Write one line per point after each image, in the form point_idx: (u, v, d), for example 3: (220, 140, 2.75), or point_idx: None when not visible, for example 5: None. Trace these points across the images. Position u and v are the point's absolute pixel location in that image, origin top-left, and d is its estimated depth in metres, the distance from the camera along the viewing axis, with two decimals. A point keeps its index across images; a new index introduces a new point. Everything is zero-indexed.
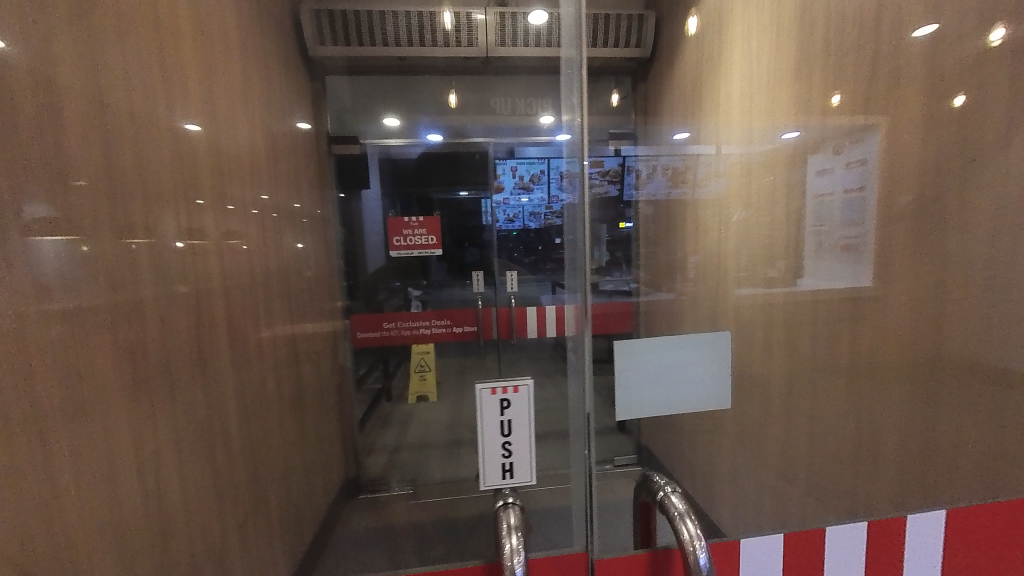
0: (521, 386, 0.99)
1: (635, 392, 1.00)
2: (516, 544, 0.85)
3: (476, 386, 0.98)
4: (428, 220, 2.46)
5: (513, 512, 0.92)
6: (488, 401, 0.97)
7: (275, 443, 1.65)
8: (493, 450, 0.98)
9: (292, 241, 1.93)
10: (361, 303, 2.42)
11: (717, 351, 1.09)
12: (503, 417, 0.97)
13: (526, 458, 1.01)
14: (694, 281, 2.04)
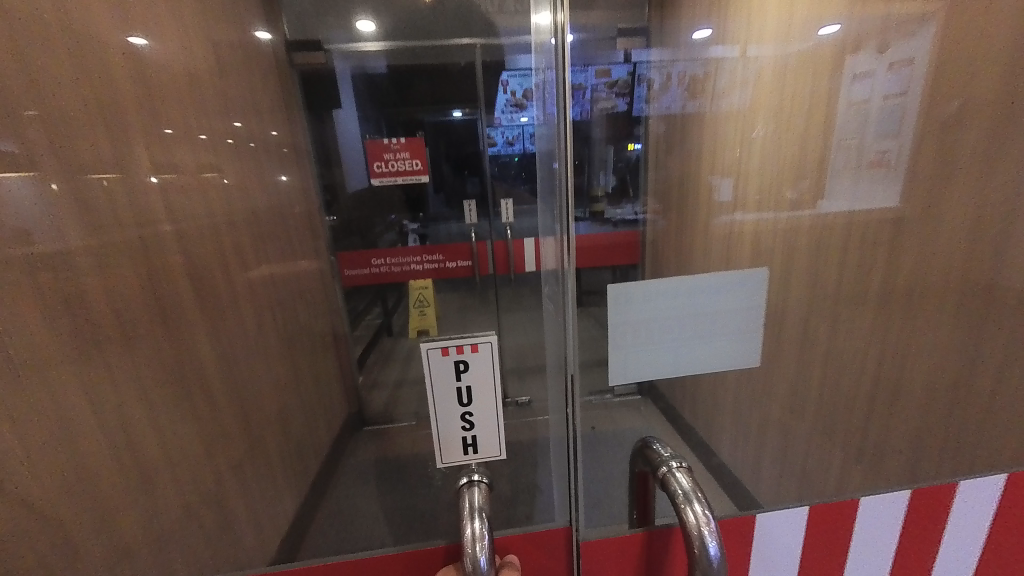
0: (481, 346, 0.87)
1: (639, 353, 0.89)
2: (480, 526, 0.79)
3: (422, 347, 0.87)
4: (411, 141, 2.23)
5: (478, 490, 0.86)
6: (440, 363, 0.88)
7: (267, 386, 1.63)
8: (452, 421, 0.91)
9: (262, 174, 1.77)
10: (353, 238, 2.28)
11: (746, 297, 0.93)
12: (460, 382, 0.89)
13: (492, 430, 0.93)
14: (707, 210, 1.86)
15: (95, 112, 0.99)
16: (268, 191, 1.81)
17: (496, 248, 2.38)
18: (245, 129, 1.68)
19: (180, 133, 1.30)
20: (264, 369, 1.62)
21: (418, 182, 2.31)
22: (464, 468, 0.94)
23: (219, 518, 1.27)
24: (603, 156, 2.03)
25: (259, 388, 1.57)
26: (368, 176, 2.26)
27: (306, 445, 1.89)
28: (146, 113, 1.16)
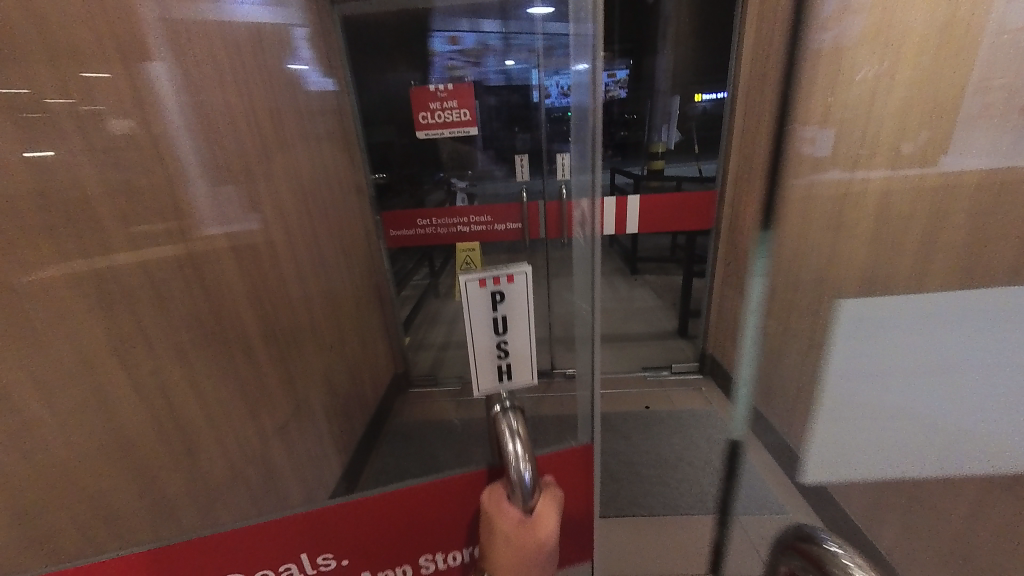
0: (518, 277, 0.70)
1: (920, 370, 1.08)
2: (519, 447, 0.69)
3: (455, 279, 0.70)
4: (460, 88, 2.01)
5: (515, 416, 0.75)
6: (473, 292, 0.69)
7: (312, 348, 1.61)
8: (484, 356, 0.74)
9: (302, 125, 1.66)
10: (399, 198, 2.19)
11: (995, 358, 0.90)
12: (494, 314, 0.72)
13: (529, 362, 0.78)
14: (802, 167, 1.54)
15: (111, 44, 0.89)
16: (309, 143, 1.72)
17: (548, 210, 2.17)
18: (282, 74, 1.56)
19: (211, 74, 1.20)
20: (309, 331, 1.59)
21: (466, 134, 2.10)
22: (495, 398, 0.79)
23: (267, 477, 1.28)
24: (668, 106, 2.03)
25: (303, 349, 1.55)
26: (413, 128, 2.08)
27: (352, 405, 1.90)
28: (173, 54, 1.06)
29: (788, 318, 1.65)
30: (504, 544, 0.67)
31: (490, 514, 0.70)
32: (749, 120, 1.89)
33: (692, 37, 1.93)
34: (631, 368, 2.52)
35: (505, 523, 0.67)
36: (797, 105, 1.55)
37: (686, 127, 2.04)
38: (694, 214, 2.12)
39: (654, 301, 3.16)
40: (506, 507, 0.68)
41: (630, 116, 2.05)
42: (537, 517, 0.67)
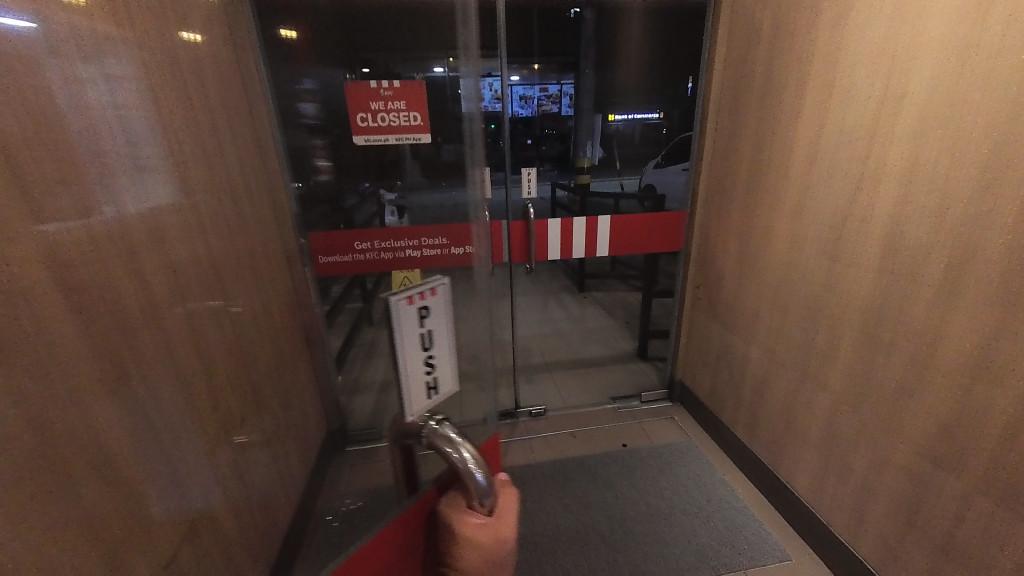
0: (437, 288, 1.07)
1: None
2: (466, 452, 1.08)
3: (391, 302, 0.98)
4: (407, 85, 1.65)
5: (445, 425, 1.14)
6: (404, 310, 1.00)
7: (215, 430, 1.15)
8: (417, 367, 1.08)
9: (196, 117, 1.20)
10: (322, 212, 1.77)
11: None
12: (422, 327, 1.05)
13: (447, 367, 1.16)
14: (791, 190, 1.46)
15: None
16: (208, 144, 1.26)
17: (512, 230, 1.92)
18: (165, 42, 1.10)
19: (20, 26, 0.72)
20: (209, 408, 1.13)
21: (416, 141, 1.74)
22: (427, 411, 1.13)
23: None
24: (592, 125, 2.04)
25: (200, 436, 1.08)
26: (350, 132, 1.67)
27: (275, 492, 1.42)
28: None
29: (783, 350, 1.55)
30: (478, 536, 1.07)
31: (459, 523, 1.09)
32: (720, 138, 1.81)
33: (637, 48, 1.89)
34: (599, 399, 2.35)
35: (473, 524, 1.07)
36: (784, 124, 1.46)
37: (608, 145, 2.07)
38: (665, 235, 2.03)
39: (610, 323, 3.06)
40: (472, 514, 1.08)
41: (551, 129, 2.00)
42: (499, 516, 1.10)
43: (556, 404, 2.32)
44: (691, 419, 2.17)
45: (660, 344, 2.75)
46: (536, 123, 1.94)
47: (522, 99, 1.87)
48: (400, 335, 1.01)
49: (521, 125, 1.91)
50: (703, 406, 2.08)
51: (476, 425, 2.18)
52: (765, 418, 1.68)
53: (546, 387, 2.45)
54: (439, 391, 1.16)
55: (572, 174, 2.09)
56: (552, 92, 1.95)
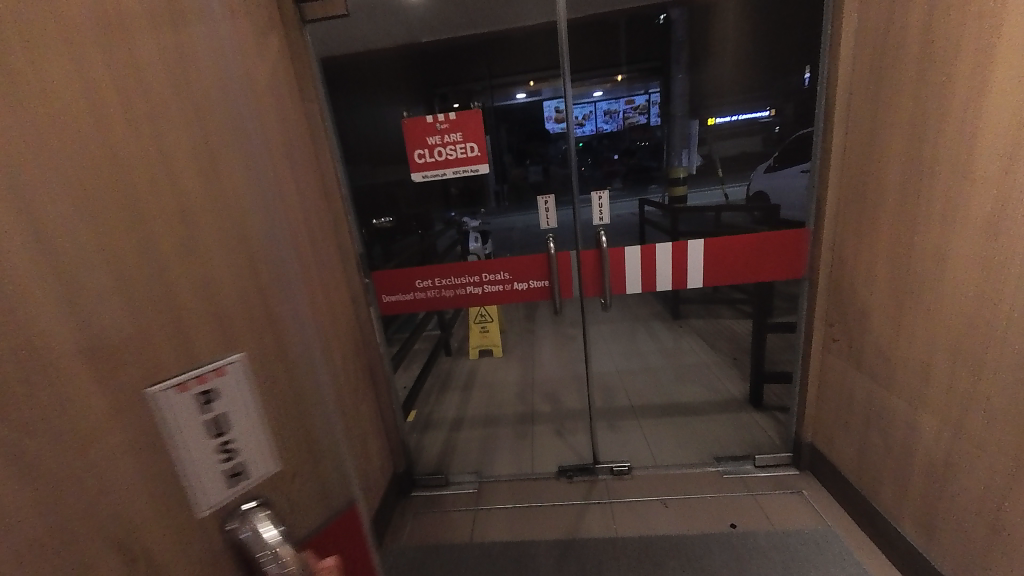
0: (223, 368, 0.67)
1: None
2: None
3: (158, 394, 0.60)
4: (464, 115, 1.51)
5: (266, 518, 0.73)
6: (179, 401, 0.62)
7: None
8: (211, 472, 0.64)
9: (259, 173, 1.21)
10: (411, 237, 1.92)
11: None
12: (211, 416, 0.64)
13: (232, 482, 0.67)
14: (984, 197, 1.01)
15: None
16: (272, 194, 1.25)
17: (585, 262, 1.67)
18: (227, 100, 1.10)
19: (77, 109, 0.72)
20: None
21: (474, 173, 1.57)
22: (245, 523, 0.70)
23: None
24: (686, 131, 1.88)
25: None
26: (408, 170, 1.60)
27: None
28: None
29: (988, 427, 1.06)
30: None
31: None
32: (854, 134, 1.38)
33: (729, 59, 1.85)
34: (699, 461, 1.95)
35: None
36: (965, 104, 1.03)
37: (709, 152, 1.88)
38: (780, 259, 1.62)
39: (710, 361, 2.70)
40: None
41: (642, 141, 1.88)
42: None
43: (644, 462, 1.98)
44: (827, 495, 1.68)
45: (776, 388, 2.32)
46: (627, 134, 1.84)
47: (607, 114, 1.78)
48: (173, 428, 0.62)
49: (610, 139, 1.79)
50: (845, 482, 1.58)
51: (549, 479, 1.94)
52: (958, 521, 1.16)
53: (633, 441, 2.12)
54: (250, 482, 0.69)
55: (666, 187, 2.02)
56: (641, 103, 1.87)
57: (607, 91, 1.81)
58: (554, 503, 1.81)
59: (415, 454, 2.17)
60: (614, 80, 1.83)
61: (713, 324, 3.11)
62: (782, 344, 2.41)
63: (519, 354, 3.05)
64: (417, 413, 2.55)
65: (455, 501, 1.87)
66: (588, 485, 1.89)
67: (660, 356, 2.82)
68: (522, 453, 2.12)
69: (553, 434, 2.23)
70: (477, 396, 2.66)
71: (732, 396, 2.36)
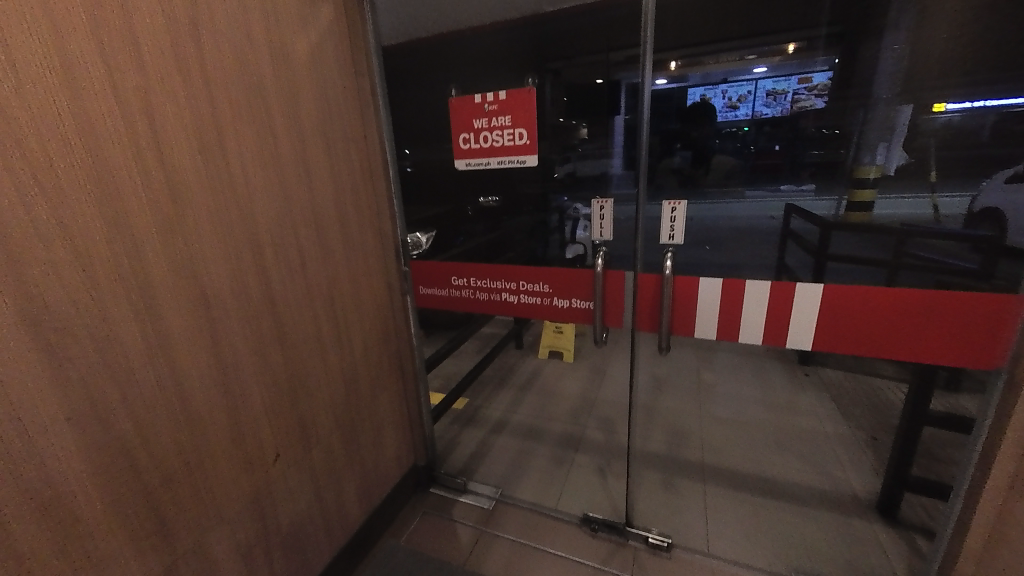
0: None
1: None
2: None
3: None
4: (513, 96, 1.39)
5: None
6: None
7: (240, 473, 1.12)
8: None
9: (287, 155, 1.19)
10: (524, 216, 1.81)
11: None
12: None
13: None
14: None
15: None
16: (298, 174, 1.22)
17: (641, 288, 1.35)
18: (252, 74, 1.08)
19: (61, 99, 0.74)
20: (236, 449, 1.11)
21: (520, 163, 1.46)
22: None
23: None
24: (892, 117, 1.37)
25: (216, 480, 1.06)
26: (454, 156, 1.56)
27: (318, 536, 1.38)
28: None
29: None
30: None
31: None
32: None
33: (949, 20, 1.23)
34: (768, 568, 1.49)
35: None
36: None
37: (924, 149, 1.35)
38: (948, 335, 1.07)
39: (833, 431, 2.06)
40: None
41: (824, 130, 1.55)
42: None
43: (693, 543, 1.59)
44: None
45: (922, 501, 1.65)
46: (784, 125, 1.60)
47: (769, 95, 1.57)
48: None
49: (761, 127, 1.63)
50: None
51: (570, 524, 1.70)
52: None
53: (687, 511, 1.73)
54: None
55: (845, 188, 1.60)
56: (818, 82, 1.50)
57: (774, 67, 1.54)
58: (565, 555, 1.58)
59: (446, 450, 2.12)
60: (785, 51, 1.51)
61: (855, 382, 2.35)
62: (947, 441, 1.71)
63: (590, 365, 2.76)
64: (466, 402, 2.49)
65: (466, 512, 1.77)
66: (612, 547, 1.60)
67: (763, 409, 2.24)
68: (552, 482, 1.91)
69: (593, 470, 1.95)
70: (531, 400, 2.48)
71: (851, 491, 1.75)
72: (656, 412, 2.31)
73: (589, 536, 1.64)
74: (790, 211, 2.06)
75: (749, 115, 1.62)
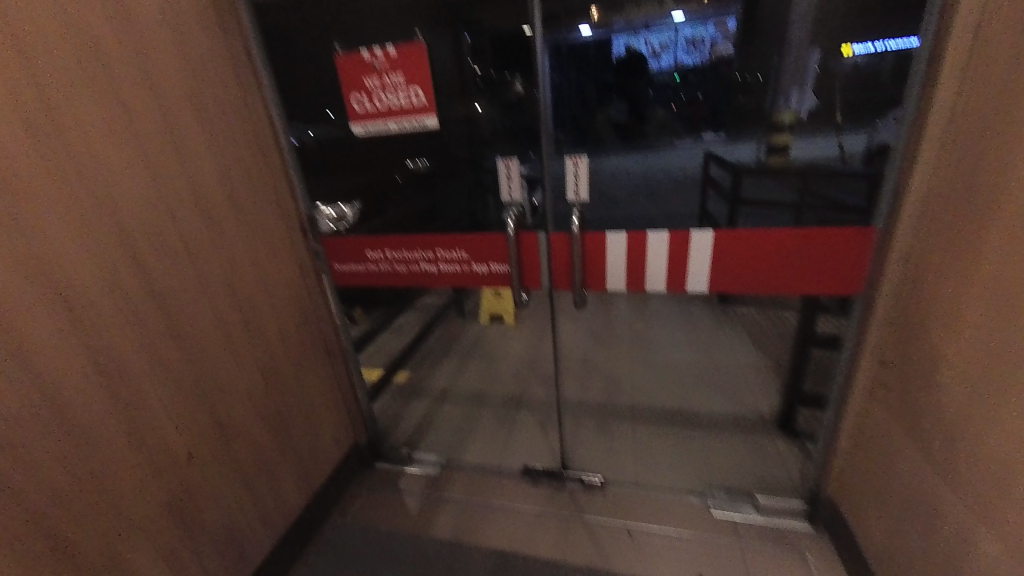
0: None
1: None
2: None
3: None
4: (405, 52, 1.35)
5: None
6: None
7: (151, 480, 1.05)
8: None
9: (152, 133, 1.05)
10: (458, 181, 1.49)
11: None
12: None
13: None
14: None
15: None
16: (168, 153, 1.09)
17: (555, 247, 1.46)
18: (86, 39, 0.92)
19: None
20: (147, 458, 1.05)
21: (420, 125, 1.44)
22: None
23: None
24: (802, 61, 1.16)
25: (123, 490, 0.99)
26: (348, 119, 1.47)
27: (256, 528, 1.36)
28: None
29: None
30: None
31: None
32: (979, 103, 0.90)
33: None
34: (689, 487, 1.68)
35: None
36: None
37: (828, 90, 1.16)
38: (814, 267, 1.26)
39: (746, 361, 2.28)
40: None
41: (746, 76, 1.24)
42: None
43: (623, 477, 1.74)
44: (839, 567, 1.36)
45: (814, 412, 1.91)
46: (706, 74, 1.27)
47: (689, 43, 1.27)
48: None
49: (684, 78, 1.30)
50: (864, 563, 1.25)
51: (513, 478, 1.79)
52: None
53: (620, 449, 1.88)
54: None
55: (762, 135, 1.27)
56: (732, 26, 1.22)
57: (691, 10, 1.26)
58: (509, 505, 1.68)
59: (390, 425, 2.12)
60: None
61: None
62: (830, 361, 1.90)
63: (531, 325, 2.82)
64: (408, 375, 2.48)
65: (415, 482, 1.82)
66: (552, 493, 1.71)
67: (689, 349, 2.42)
68: (495, 441, 1.99)
69: (534, 425, 2.05)
70: (475, 365, 2.52)
71: (758, 412, 1.97)
72: (592, 363, 2.43)
73: (534, 485, 1.75)
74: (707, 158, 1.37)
75: (671, 65, 1.30)
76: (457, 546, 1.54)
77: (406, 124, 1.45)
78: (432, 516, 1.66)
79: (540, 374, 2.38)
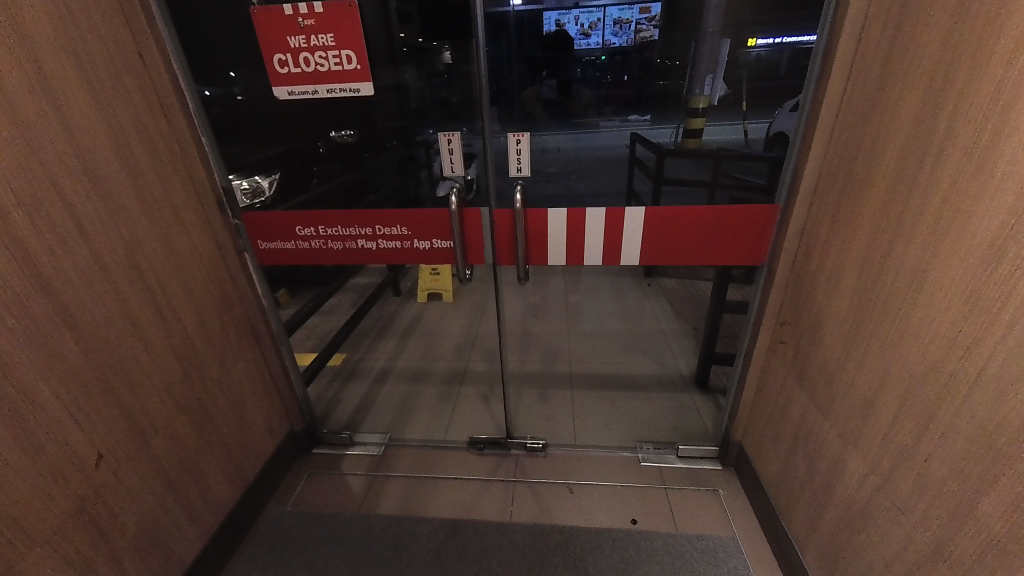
0: None
1: None
2: None
3: None
4: (333, 9, 1.23)
5: None
6: None
7: (47, 487, 0.92)
8: None
9: (21, 87, 0.88)
10: (389, 151, 1.56)
11: None
12: None
13: None
14: (1004, 206, 0.73)
15: None
16: (44, 111, 0.92)
17: (498, 223, 1.47)
18: None
19: None
20: (46, 465, 0.92)
21: (353, 91, 1.33)
22: None
23: None
24: (715, 50, 1.27)
25: (13, 502, 0.86)
26: (268, 81, 1.33)
27: (182, 528, 1.25)
28: None
29: (921, 490, 0.89)
30: None
31: None
32: (854, 100, 1.06)
33: None
34: (621, 443, 1.84)
35: None
36: (996, 88, 0.74)
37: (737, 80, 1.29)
38: (729, 241, 1.41)
39: (669, 327, 2.51)
40: None
41: (665, 61, 1.33)
42: None
43: (563, 439, 1.86)
44: (743, 497, 1.59)
45: (724, 370, 2.18)
46: (631, 57, 1.35)
47: (615, 24, 1.36)
48: None
49: (611, 59, 1.36)
50: (763, 492, 1.47)
51: (459, 450, 1.83)
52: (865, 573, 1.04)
53: (559, 414, 2.00)
54: None
55: (681, 119, 1.42)
56: (654, 11, 1.31)
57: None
58: (456, 476, 1.72)
59: (327, 409, 2.05)
60: None
61: (687, 287, 2.83)
62: (736, 323, 2.21)
63: (470, 301, 2.83)
64: (345, 357, 2.39)
65: (358, 464, 1.79)
66: (498, 460, 1.78)
67: (619, 319, 2.60)
68: (439, 416, 2.01)
69: (477, 399, 2.10)
70: (415, 344, 2.48)
71: (679, 372, 2.20)
72: (531, 335, 2.52)
73: (479, 455, 1.81)
74: (634, 140, 1.57)
75: (599, 45, 1.36)
76: (407, 520, 1.55)
77: (335, 90, 1.34)
78: (378, 495, 1.65)
79: (481, 349, 2.42)
